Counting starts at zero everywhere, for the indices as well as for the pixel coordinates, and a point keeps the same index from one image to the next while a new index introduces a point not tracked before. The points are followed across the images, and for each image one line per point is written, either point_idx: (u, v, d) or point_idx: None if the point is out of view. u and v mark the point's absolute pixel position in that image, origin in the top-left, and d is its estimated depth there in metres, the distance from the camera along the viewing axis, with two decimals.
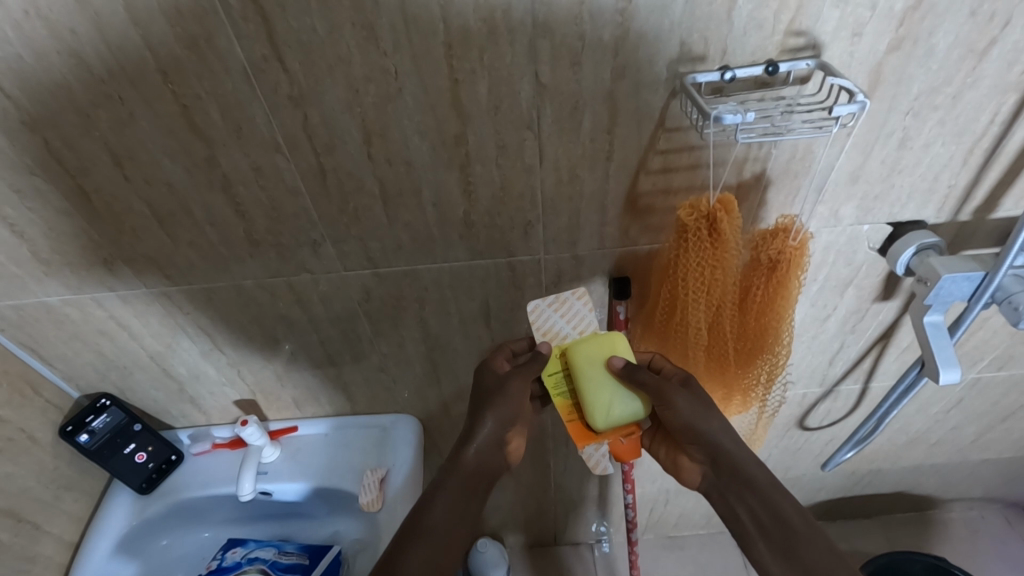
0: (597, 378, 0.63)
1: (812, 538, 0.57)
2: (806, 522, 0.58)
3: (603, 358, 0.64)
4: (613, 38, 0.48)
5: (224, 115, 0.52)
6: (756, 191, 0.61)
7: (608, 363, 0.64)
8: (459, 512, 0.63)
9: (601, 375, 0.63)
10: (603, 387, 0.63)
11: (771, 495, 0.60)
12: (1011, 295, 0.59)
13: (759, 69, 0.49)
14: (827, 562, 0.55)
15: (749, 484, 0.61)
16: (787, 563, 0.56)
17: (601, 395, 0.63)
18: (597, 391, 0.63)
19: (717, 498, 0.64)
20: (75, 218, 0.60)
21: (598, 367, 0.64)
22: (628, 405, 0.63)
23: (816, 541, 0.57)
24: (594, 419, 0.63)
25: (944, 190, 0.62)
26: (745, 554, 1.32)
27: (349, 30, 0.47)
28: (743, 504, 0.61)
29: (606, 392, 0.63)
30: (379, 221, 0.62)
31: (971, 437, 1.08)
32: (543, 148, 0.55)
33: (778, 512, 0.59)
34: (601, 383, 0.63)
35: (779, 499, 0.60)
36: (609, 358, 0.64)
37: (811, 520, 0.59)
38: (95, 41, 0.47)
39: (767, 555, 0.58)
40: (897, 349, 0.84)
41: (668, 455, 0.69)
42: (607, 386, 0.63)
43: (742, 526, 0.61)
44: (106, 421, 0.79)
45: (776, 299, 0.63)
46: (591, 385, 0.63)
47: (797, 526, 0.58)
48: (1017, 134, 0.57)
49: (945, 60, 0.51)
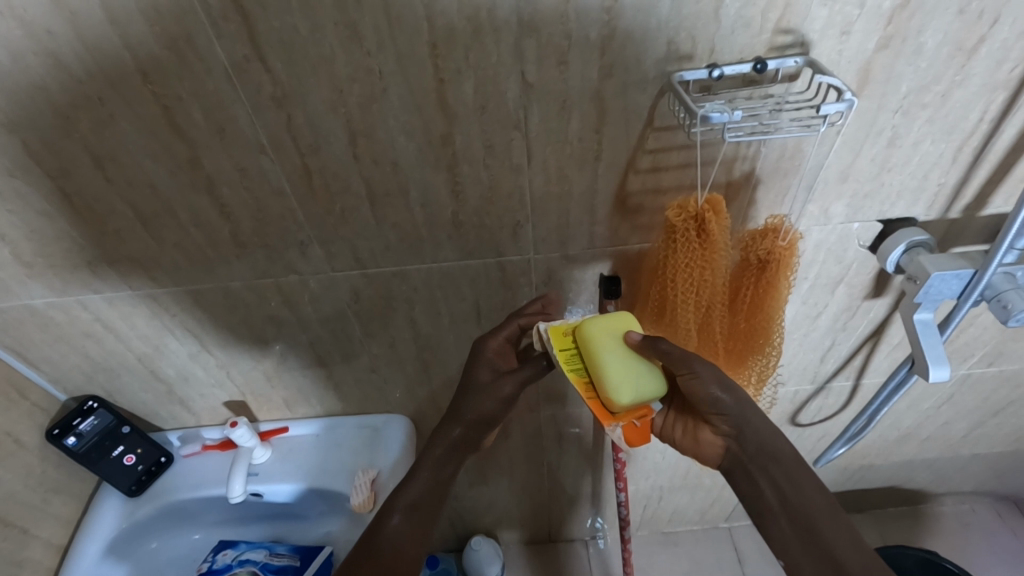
0: (615, 350, 0.60)
1: (835, 520, 0.57)
2: (828, 503, 0.58)
3: (619, 332, 0.62)
4: (600, 36, 0.48)
5: (207, 116, 0.51)
6: (746, 189, 0.61)
7: (626, 336, 0.61)
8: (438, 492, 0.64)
9: (619, 347, 0.61)
10: (624, 358, 0.60)
11: (794, 473, 0.60)
12: (999, 293, 0.59)
13: (747, 67, 0.49)
14: (848, 545, 0.55)
15: (774, 458, 0.61)
16: (809, 542, 0.56)
17: (620, 366, 0.59)
18: (615, 362, 0.60)
19: (738, 475, 0.63)
20: (57, 220, 0.59)
21: (614, 339, 0.61)
22: (648, 379, 0.59)
23: (838, 522, 0.57)
24: (612, 391, 0.59)
25: (933, 188, 0.62)
26: (739, 550, 1.33)
27: (331, 29, 0.46)
28: (767, 479, 0.60)
29: (625, 364, 0.59)
30: (367, 222, 0.61)
31: (962, 432, 1.08)
32: (531, 148, 0.55)
33: (803, 490, 0.59)
34: (619, 355, 0.60)
35: (800, 477, 0.60)
36: (625, 333, 0.62)
37: (833, 502, 0.58)
38: (72, 42, 0.46)
39: (789, 531, 0.58)
40: (888, 346, 0.84)
41: (687, 433, 0.67)
42: (626, 359, 0.60)
43: (764, 503, 0.60)
44: (93, 424, 0.78)
45: (766, 300, 0.62)
46: (609, 355, 0.60)
47: (820, 506, 0.58)
48: (1007, 131, 0.57)
49: (934, 58, 0.51)
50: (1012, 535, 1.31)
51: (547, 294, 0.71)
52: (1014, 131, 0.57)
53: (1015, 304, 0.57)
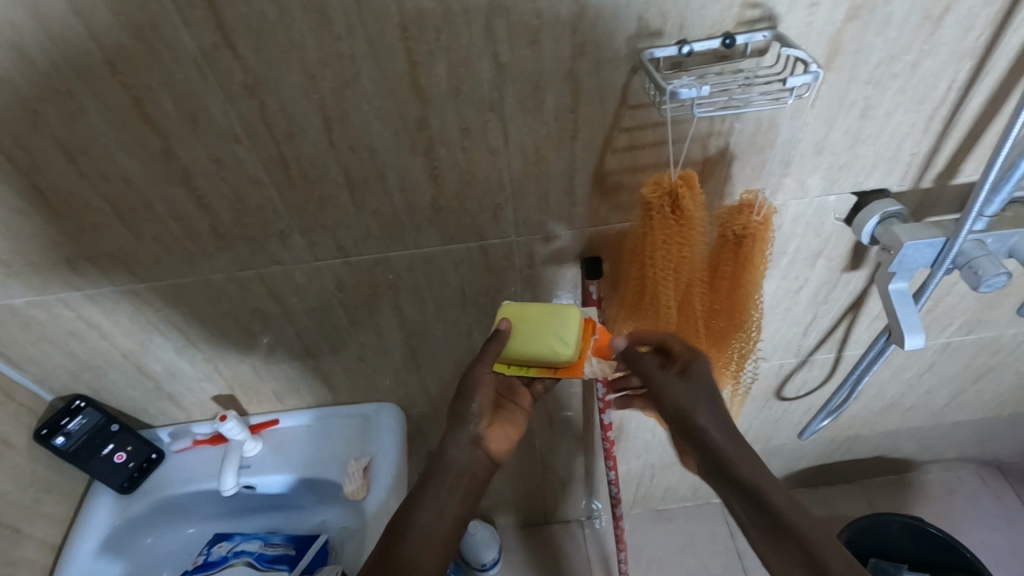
0: (532, 329, 0.64)
1: (805, 523, 0.55)
2: (792, 506, 0.56)
3: (515, 320, 0.64)
4: (571, 15, 0.48)
5: (178, 106, 0.51)
6: (722, 165, 0.61)
7: (507, 337, 0.63)
8: (441, 507, 0.64)
9: (526, 329, 0.64)
10: (543, 333, 0.63)
11: (754, 480, 0.58)
12: (971, 260, 0.60)
13: (717, 42, 0.49)
14: (823, 546, 0.53)
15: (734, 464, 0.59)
16: (777, 544, 0.55)
17: (545, 339, 0.63)
18: (530, 345, 0.63)
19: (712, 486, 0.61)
20: (31, 217, 0.58)
21: (519, 325, 0.64)
22: (560, 328, 0.63)
23: (807, 523, 0.55)
24: (562, 359, 0.63)
25: (906, 159, 0.63)
26: (732, 524, 1.35)
27: (300, 15, 0.46)
28: (732, 496, 0.59)
29: (546, 330, 0.64)
30: (347, 209, 0.61)
31: (944, 400, 1.11)
32: (507, 129, 0.55)
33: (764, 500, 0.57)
34: (532, 331, 0.64)
35: (766, 486, 0.58)
36: (518, 320, 0.64)
37: (799, 505, 0.57)
38: (35, 32, 0.45)
39: (757, 537, 0.57)
40: (868, 317, 0.86)
41: None
42: (537, 330, 0.64)
43: (737, 517, 0.59)
44: (81, 422, 0.78)
45: (743, 275, 0.63)
46: (533, 332, 0.64)
47: (789, 513, 0.56)
48: (976, 99, 0.57)
49: (902, 27, 0.51)
50: (995, 499, 1.35)
51: (530, 278, 0.71)
52: (982, 100, 0.58)
53: (985, 270, 0.58)
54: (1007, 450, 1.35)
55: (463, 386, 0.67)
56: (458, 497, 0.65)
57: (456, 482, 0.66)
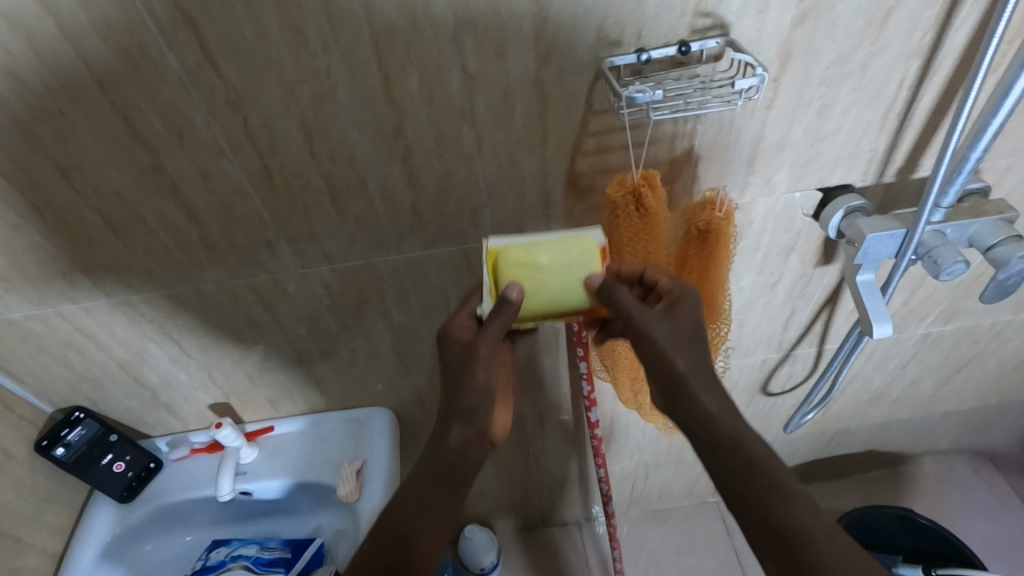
0: (546, 284, 0.58)
1: (791, 487, 0.54)
2: (778, 469, 0.55)
3: (525, 278, 0.57)
4: (533, 27, 0.50)
5: (166, 122, 0.54)
6: (689, 165, 0.64)
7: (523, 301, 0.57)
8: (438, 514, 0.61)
9: (541, 286, 0.58)
10: (564, 284, 0.58)
11: (737, 435, 0.56)
12: (931, 250, 0.62)
13: (672, 49, 0.52)
14: (803, 509, 0.53)
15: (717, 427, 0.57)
16: (760, 510, 0.53)
17: (565, 289, 0.58)
18: (553, 301, 0.58)
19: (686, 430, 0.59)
20: (28, 233, 0.61)
21: (535, 283, 0.58)
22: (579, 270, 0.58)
23: (795, 491, 0.54)
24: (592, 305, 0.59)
25: (866, 154, 0.65)
26: (728, 522, 1.36)
27: (277, 34, 0.49)
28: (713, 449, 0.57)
29: (563, 278, 0.58)
30: (331, 216, 0.64)
31: (929, 390, 1.13)
32: (479, 136, 0.58)
33: (749, 457, 0.55)
34: (550, 283, 0.58)
35: (748, 443, 0.56)
36: (529, 279, 0.57)
37: (784, 467, 0.55)
38: (29, 58, 0.48)
39: (739, 504, 0.55)
40: (845, 311, 0.88)
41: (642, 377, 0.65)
42: (555, 280, 0.58)
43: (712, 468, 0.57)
44: (81, 434, 0.80)
45: (709, 268, 0.66)
46: (549, 288, 0.58)
47: (777, 474, 0.55)
48: (928, 96, 0.60)
49: (849, 30, 0.54)
50: (989, 490, 1.36)
51: None
52: (933, 97, 0.60)
53: (943, 259, 0.60)
54: (998, 441, 1.36)
55: (462, 364, 0.60)
56: (459, 499, 0.63)
57: (455, 482, 0.62)
